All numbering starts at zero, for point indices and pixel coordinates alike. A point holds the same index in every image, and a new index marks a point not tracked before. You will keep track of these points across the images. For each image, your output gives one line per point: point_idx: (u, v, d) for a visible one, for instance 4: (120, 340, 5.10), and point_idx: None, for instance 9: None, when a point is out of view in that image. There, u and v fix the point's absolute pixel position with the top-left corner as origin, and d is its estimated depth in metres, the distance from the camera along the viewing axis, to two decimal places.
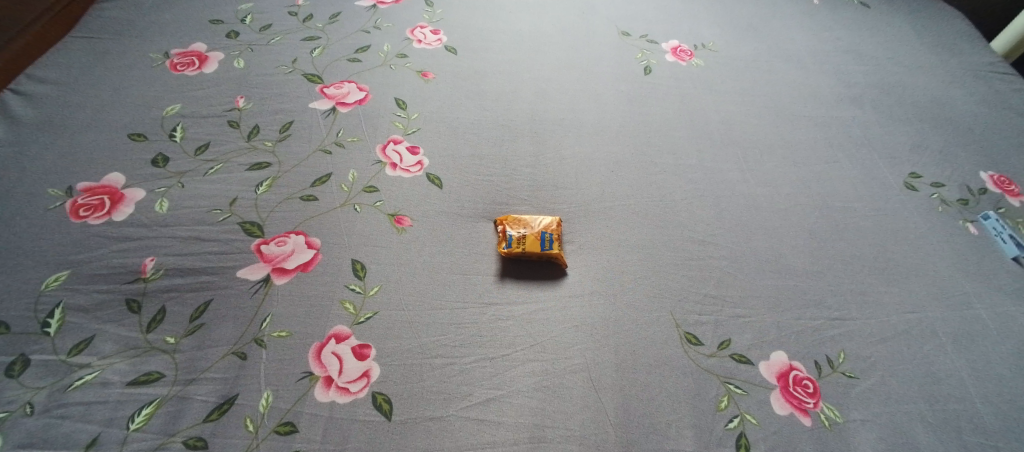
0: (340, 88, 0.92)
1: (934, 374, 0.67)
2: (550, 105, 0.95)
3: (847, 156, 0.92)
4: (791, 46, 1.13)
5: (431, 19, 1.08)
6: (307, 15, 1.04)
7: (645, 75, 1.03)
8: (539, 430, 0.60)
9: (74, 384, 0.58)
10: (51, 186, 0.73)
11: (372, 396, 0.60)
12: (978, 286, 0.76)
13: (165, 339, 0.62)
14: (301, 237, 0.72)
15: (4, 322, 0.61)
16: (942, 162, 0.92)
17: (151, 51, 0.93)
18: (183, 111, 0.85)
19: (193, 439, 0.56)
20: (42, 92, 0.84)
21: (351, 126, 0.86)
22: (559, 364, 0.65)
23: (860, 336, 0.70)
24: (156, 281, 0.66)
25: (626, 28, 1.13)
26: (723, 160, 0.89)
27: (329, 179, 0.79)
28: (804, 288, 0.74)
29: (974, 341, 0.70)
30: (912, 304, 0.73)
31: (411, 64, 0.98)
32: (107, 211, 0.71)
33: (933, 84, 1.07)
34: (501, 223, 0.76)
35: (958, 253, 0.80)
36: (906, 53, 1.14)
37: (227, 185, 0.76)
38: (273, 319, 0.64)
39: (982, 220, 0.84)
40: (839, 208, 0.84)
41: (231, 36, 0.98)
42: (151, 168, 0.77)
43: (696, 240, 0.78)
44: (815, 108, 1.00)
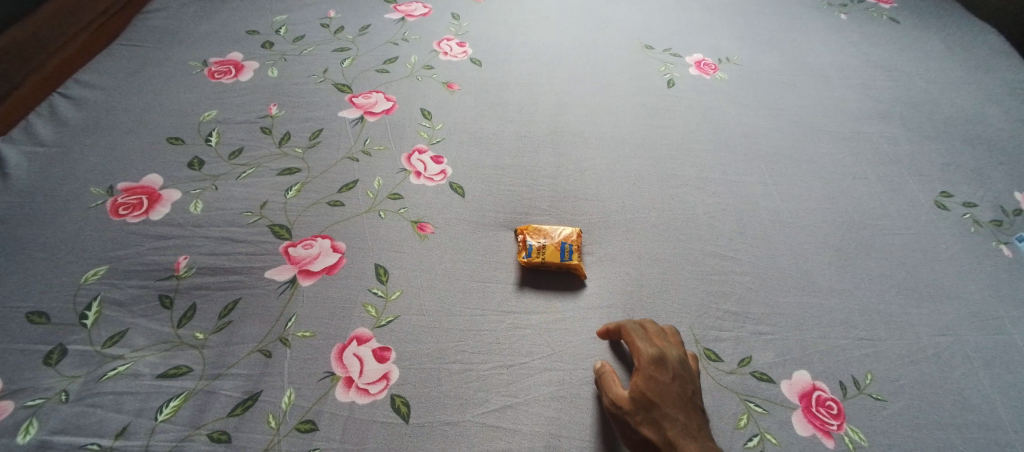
0: (368, 98, 0.94)
1: (966, 399, 0.65)
2: (572, 117, 0.96)
3: (874, 173, 0.90)
4: (817, 62, 1.12)
5: (457, 31, 1.11)
6: (339, 27, 1.08)
7: (667, 88, 1.03)
8: (555, 439, 0.60)
9: (107, 374, 0.60)
10: (94, 185, 0.77)
11: (391, 398, 0.61)
12: (1013, 309, 0.73)
13: (194, 335, 0.64)
14: (327, 241, 0.74)
15: (46, 313, 0.64)
16: (974, 182, 0.89)
17: (191, 59, 0.97)
18: (219, 117, 0.88)
19: (217, 432, 0.58)
20: (89, 96, 0.88)
21: (377, 134, 0.88)
22: (576, 374, 0.65)
23: (887, 357, 0.68)
24: (188, 278, 0.68)
25: (648, 42, 1.14)
26: (747, 175, 0.89)
27: (355, 185, 0.81)
28: (828, 306, 0.72)
29: (1008, 367, 0.68)
30: (942, 327, 0.71)
31: (437, 76, 1.00)
32: (144, 210, 0.74)
33: (965, 101, 1.05)
34: (521, 233, 0.76)
35: (992, 275, 0.77)
36: (938, 70, 1.12)
37: (258, 189, 0.79)
38: (298, 319, 0.66)
39: (1017, 241, 0.81)
40: (865, 226, 0.83)
41: (266, 46, 1.02)
42: (187, 170, 0.80)
43: (717, 255, 0.77)
44: (842, 124, 0.98)
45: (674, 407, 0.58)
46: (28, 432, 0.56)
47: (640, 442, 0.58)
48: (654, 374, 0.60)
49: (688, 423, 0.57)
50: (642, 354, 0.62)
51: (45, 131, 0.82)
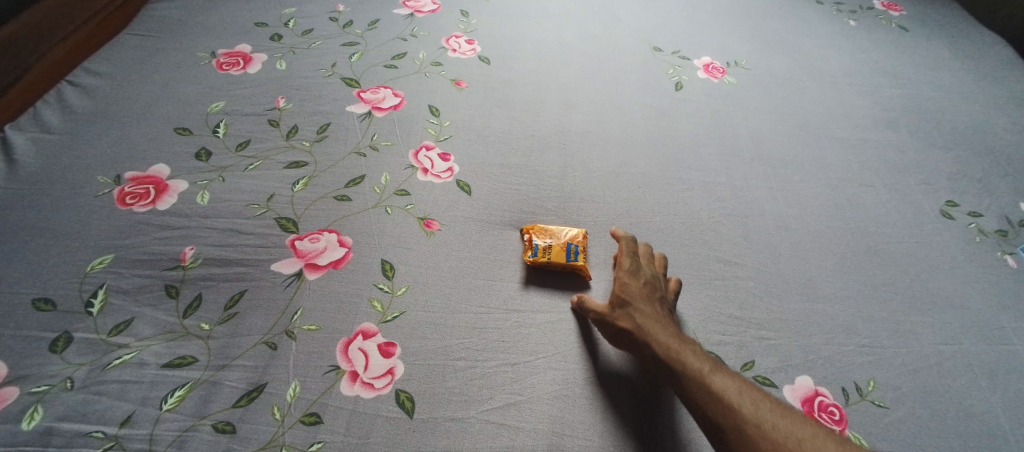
0: (377, 93, 0.94)
1: (967, 408, 0.65)
2: (580, 118, 0.96)
3: (880, 181, 0.91)
4: (825, 68, 1.12)
5: (466, 28, 1.11)
6: (348, 21, 1.08)
7: (675, 91, 1.03)
8: (559, 438, 0.60)
9: (112, 363, 0.60)
10: (101, 173, 0.77)
11: (395, 393, 0.61)
12: (1016, 320, 0.74)
13: (200, 326, 0.64)
14: (333, 235, 0.74)
15: (52, 300, 0.64)
16: (980, 192, 0.90)
17: (200, 50, 0.97)
18: (227, 108, 0.88)
19: (222, 423, 0.58)
20: (97, 85, 0.88)
21: (385, 130, 0.89)
22: (580, 374, 0.65)
23: (890, 365, 0.68)
24: (194, 269, 0.68)
25: (657, 44, 1.14)
26: (753, 179, 0.89)
27: (362, 180, 0.81)
28: (832, 313, 0.73)
29: (1010, 377, 0.68)
30: (945, 336, 0.72)
31: (445, 73, 1.00)
32: (152, 200, 0.74)
33: (972, 111, 1.05)
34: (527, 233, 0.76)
35: (996, 285, 0.77)
36: (945, 80, 1.13)
37: (266, 182, 0.79)
38: (303, 312, 0.66)
39: (1021, 252, 0.81)
40: (870, 233, 0.83)
41: (275, 38, 1.02)
42: (195, 161, 0.80)
43: (722, 259, 0.77)
44: (849, 131, 0.99)
45: (644, 304, 0.66)
46: (33, 419, 0.56)
47: (616, 335, 0.65)
48: (629, 282, 0.68)
49: (656, 316, 0.65)
50: (621, 268, 0.70)
51: (53, 119, 0.82)
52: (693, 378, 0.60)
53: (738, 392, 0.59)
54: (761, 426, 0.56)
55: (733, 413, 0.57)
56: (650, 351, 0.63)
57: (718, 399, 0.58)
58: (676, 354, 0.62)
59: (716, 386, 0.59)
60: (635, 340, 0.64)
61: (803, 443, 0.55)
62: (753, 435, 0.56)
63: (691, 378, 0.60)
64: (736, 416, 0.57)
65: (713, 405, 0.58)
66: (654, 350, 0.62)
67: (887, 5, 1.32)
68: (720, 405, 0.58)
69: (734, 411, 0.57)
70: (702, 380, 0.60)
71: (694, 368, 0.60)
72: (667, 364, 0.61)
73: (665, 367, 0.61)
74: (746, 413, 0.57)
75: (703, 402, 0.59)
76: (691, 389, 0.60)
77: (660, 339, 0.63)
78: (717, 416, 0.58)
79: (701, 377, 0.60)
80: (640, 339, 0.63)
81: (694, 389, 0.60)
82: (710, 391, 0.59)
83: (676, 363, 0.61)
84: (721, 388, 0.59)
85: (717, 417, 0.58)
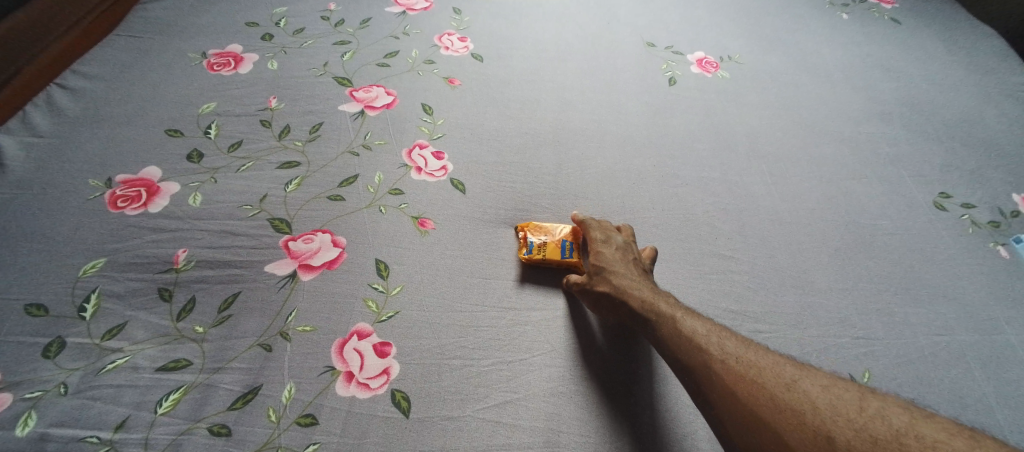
0: (369, 92, 0.94)
1: (961, 398, 0.66)
2: (574, 114, 0.96)
3: (874, 174, 0.91)
4: (819, 61, 1.12)
5: (459, 26, 1.10)
6: (339, 20, 1.07)
7: (669, 86, 1.03)
8: (556, 435, 0.60)
9: (106, 367, 0.60)
10: (92, 177, 0.76)
11: (391, 393, 0.61)
12: (1009, 310, 0.74)
13: (194, 328, 0.64)
14: (327, 235, 0.74)
15: (44, 305, 0.64)
16: (973, 183, 0.90)
17: (190, 51, 0.96)
18: (218, 109, 0.88)
19: (217, 426, 0.58)
20: (87, 87, 0.87)
21: (378, 129, 0.88)
22: (576, 370, 0.65)
23: (885, 357, 0.68)
24: (187, 272, 0.68)
25: (651, 39, 1.14)
26: (747, 173, 0.89)
27: (356, 180, 0.81)
28: (827, 306, 0.73)
29: (1004, 367, 0.69)
30: (939, 327, 0.72)
31: (438, 71, 1.00)
32: (143, 203, 0.74)
33: (965, 103, 1.05)
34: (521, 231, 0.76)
35: (989, 276, 0.78)
36: (938, 72, 1.13)
37: (259, 183, 0.78)
38: (298, 314, 0.66)
39: (1014, 243, 0.82)
40: (864, 226, 0.83)
41: (266, 38, 1.01)
42: (187, 163, 0.80)
43: (717, 254, 0.77)
44: (842, 124, 0.99)
45: (619, 266, 0.69)
46: (27, 425, 0.56)
47: (595, 298, 0.68)
48: (605, 248, 0.72)
49: (631, 275, 0.68)
50: (597, 236, 0.73)
51: (42, 122, 0.81)
52: (665, 325, 0.63)
53: (706, 332, 0.62)
54: (726, 361, 0.59)
55: (702, 352, 0.60)
56: (626, 306, 0.66)
57: (688, 340, 0.61)
58: (650, 307, 0.65)
59: (686, 328, 0.62)
60: (613, 299, 0.67)
61: (764, 372, 0.58)
62: (720, 370, 0.59)
63: (665, 325, 0.63)
64: (704, 354, 0.60)
65: (684, 347, 0.61)
66: (630, 305, 0.66)
67: None
68: (690, 346, 0.61)
69: (703, 350, 0.60)
70: (674, 325, 0.63)
71: (666, 316, 0.64)
72: (642, 316, 0.65)
73: (640, 320, 0.65)
74: (712, 351, 0.60)
75: (675, 346, 0.62)
76: (664, 335, 0.63)
77: (635, 295, 0.66)
78: (687, 357, 0.61)
79: (672, 323, 0.63)
80: (616, 298, 0.66)
81: (666, 334, 0.63)
82: (680, 335, 0.62)
83: (650, 314, 0.64)
84: (690, 330, 0.62)
85: (688, 357, 0.61)
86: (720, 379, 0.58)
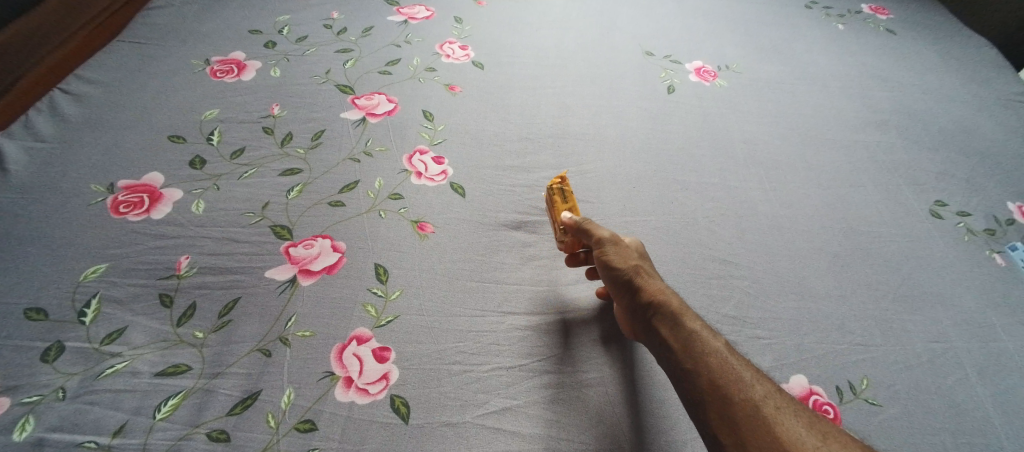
0: (371, 99, 0.94)
1: (959, 405, 0.66)
2: (574, 120, 0.97)
3: (871, 181, 0.92)
4: (816, 71, 1.13)
5: (460, 34, 1.11)
6: (342, 28, 1.08)
7: (668, 94, 1.04)
8: (555, 442, 0.60)
9: (105, 372, 0.60)
10: (94, 182, 0.77)
11: (391, 399, 0.61)
12: (1004, 318, 0.75)
13: (194, 334, 0.64)
14: (327, 241, 0.74)
15: (44, 309, 0.64)
16: (968, 191, 0.91)
17: (193, 58, 0.97)
18: (221, 116, 0.88)
19: (216, 431, 0.58)
20: (90, 93, 0.88)
21: (379, 135, 0.89)
22: (576, 377, 0.65)
23: (883, 363, 0.69)
24: (189, 278, 0.68)
25: (650, 48, 1.15)
26: (746, 180, 0.90)
27: (357, 185, 0.81)
28: (825, 312, 0.73)
29: (1000, 374, 0.69)
30: (936, 333, 0.72)
31: (439, 78, 1.01)
32: (146, 209, 0.74)
33: (960, 113, 1.07)
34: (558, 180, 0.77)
35: (985, 283, 0.78)
36: (933, 81, 1.14)
37: (260, 189, 0.79)
38: (298, 319, 0.66)
39: (1010, 250, 0.83)
40: (862, 232, 0.84)
41: (269, 45, 1.02)
42: (189, 169, 0.80)
43: (716, 259, 0.78)
44: (839, 133, 1.00)
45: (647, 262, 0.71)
46: (25, 429, 0.56)
47: (619, 275, 0.67)
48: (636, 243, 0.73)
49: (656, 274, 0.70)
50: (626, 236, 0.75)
51: (45, 127, 0.82)
52: (706, 349, 0.61)
53: (752, 374, 0.59)
54: (776, 409, 0.56)
55: (746, 391, 0.57)
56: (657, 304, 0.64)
57: (732, 373, 0.59)
58: (688, 320, 0.63)
59: (735, 364, 0.59)
60: (637, 284, 0.66)
61: (828, 438, 0.55)
62: (763, 416, 0.56)
63: (707, 345, 0.61)
64: (747, 395, 0.57)
65: (726, 379, 0.58)
66: (662, 304, 0.64)
67: (875, 9, 1.34)
68: (733, 381, 0.58)
69: (747, 389, 0.58)
70: (718, 353, 0.60)
71: (710, 342, 0.61)
72: (677, 324, 0.63)
73: (668, 324, 0.63)
74: (758, 396, 0.57)
75: (713, 371, 0.59)
76: (701, 356, 0.60)
77: (669, 297, 0.65)
78: (728, 390, 0.57)
79: (716, 352, 0.60)
80: (645, 289, 0.66)
81: (706, 358, 0.60)
82: (727, 367, 0.59)
83: (684, 323, 0.63)
84: (739, 367, 0.59)
85: (727, 391, 0.58)
86: (758, 423, 0.55)
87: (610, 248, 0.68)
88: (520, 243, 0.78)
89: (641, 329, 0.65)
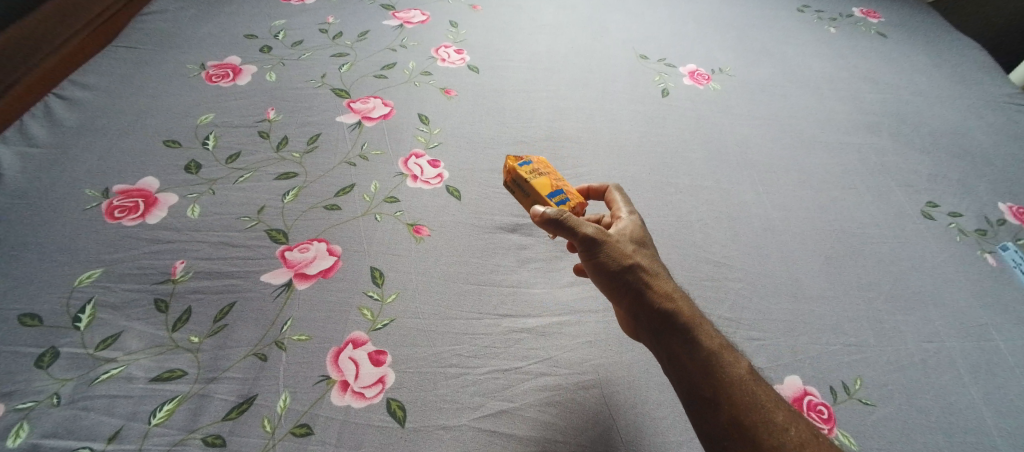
0: (366, 103, 0.95)
1: (952, 404, 0.66)
2: (569, 123, 0.97)
3: (863, 183, 0.92)
4: (808, 74, 1.14)
5: (455, 39, 1.12)
6: (338, 32, 1.08)
7: (662, 97, 1.05)
8: (551, 443, 0.60)
9: (100, 378, 0.60)
10: (89, 187, 0.76)
11: (386, 402, 0.61)
12: (996, 317, 0.76)
13: (189, 338, 0.64)
14: (323, 244, 0.74)
15: (38, 315, 0.64)
16: (959, 192, 0.92)
17: (189, 62, 0.97)
18: (216, 120, 0.88)
19: (211, 436, 0.57)
20: (85, 98, 0.88)
21: (375, 139, 0.89)
22: (572, 379, 0.65)
23: (876, 363, 0.69)
24: (184, 282, 0.68)
25: (644, 52, 1.16)
26: (740, 182, 0.90)
27: (352, 189, 0.81)
28: (819, 312, 0.74)
29: (992, 373, 0.70)
30: (929, 333, 0.73)
31: (435, 82, 1.01)
32: (140, 214, 0.74)
33: (951, 114, 1.08)
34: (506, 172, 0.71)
35: (977, 282, 0.79)
36: (925, 83, 1.15)
37: (256, 193, 0.79)
38: (293, 323, 0.66)
39: (1001, 250, 0.84)
40: (854, 234, 0.84)
41: (265, 50, 1.02)
42: (184, 173, 0.80)
43: (711, 261, 0.78)
44: (832, 135, 1.01)
45: (647, 254, 0.65)
46: (18, 436, 0.55)
47: (619, 275, 0.63)
48: (630, 228, 0.68)
49: (657, 268, 0.65)
50: (622, 212, 0.70)
51: (39, 132, 0.81)
52: (732, 380, 0.58)
53: (784, 417, 0.57)
54: None
55: (777, 437, 0.55)
56: (663, 312, 0.61)
57: (761, 414, 0.56)
58: (706, 338, 0.60)
59: (764, 403, 0.57)
60: (636, 289, 0.62)
61: None
62: None
63: (733, 378, 0.58)
64: (779, 441, 0.55)
65: (754, 420, 0.56)
66: (672, 314, 0.61)
67: (866, 12, 1.36)
68: (762, 422, 0.56)
69: (778, 434, 0.55)
70: (745, 387, 0.57)
71: (736, 372, 0.58)
72: (692, 341, 0.60)
73: (681, 342, 0.60)
74: (791, 443, 0.55)
75: (739, 407, 0.56)
76: (723, 386, 0.57)
77: (678, 304, 0.62)
78: (756, 430, 0.55)
79: (744, 386, 0.57)
80: (650, 292, 0.62)
81: (730, 391, 0.57)
82: (755, 405, 0.56)
83: (702, 345, 0.59)
84: (769, 406, 0.57)
85: (754, 432, 0.55)
86: None
87: (601, 242, 0.63)
88: (517, 245, 0.78)
89: (646, 338, 0.63)
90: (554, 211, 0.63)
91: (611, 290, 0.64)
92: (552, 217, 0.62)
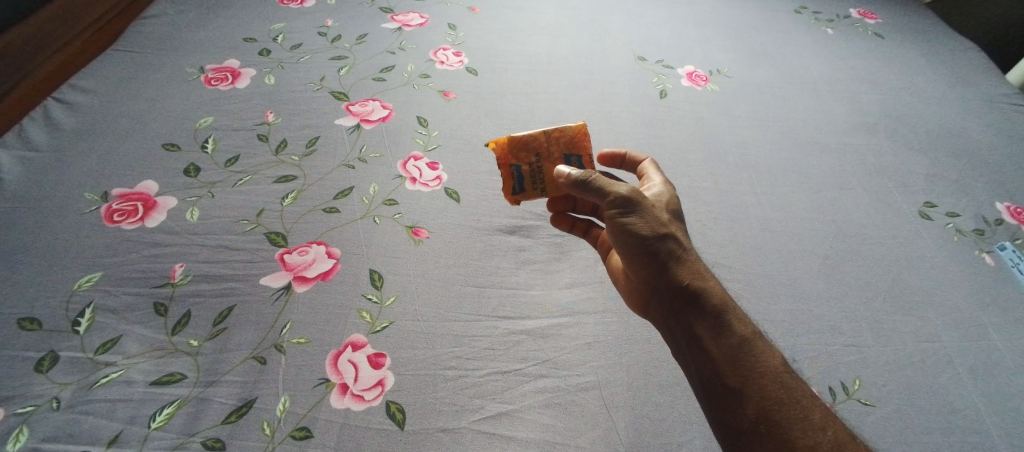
0: (365, 106, 0.95)
1: (951, 404, 0.67)
2: (567, 125, 0.97)
3: (861, 184, 0.93)
4: (806, 76, 1.15)
5: (454, 41, 1.12)
6: (336, 35, 1.09)
7: (660, 98, 1.05)
8: (551, 445, 0.60)
9: (100, 381, 0.60)
10: (88, 191, 0.76)
11: (386, 404, 0.61)
12: (994, 317, 0.76)
13: (188, 342, 0.64)
14: (322, 247, 0.74)
15: (38, 319, 0.64)
16: (957, 192, 0.92)
17: (187, 66, 0.97)
18: (214, 124, 0.88)
19: (211, 440, 0.57)
20: (84, 101, 0.88)
21: (374, 141, 0.89)
22: (572, 381, 0.66)
23: (875, 364, 0.69)
24: (184, 286, 0.68)
25: (642, 54, 1.16)
26: (739, 183, 0.90)
27: (351, 192, 0.81)
28: (817, 313, 0.74)
29: (991, 372, 0.70)
30: (927, 334, 0.73)
31: (433, 84, 1.01)
32: (140, 217, 0.74)
33: (948, 115, 1.08)
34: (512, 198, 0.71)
35: (976, 282, 0.79)
36: (922, 83, 1.16)
37: (256, 196, 0.79)
38: (293, 326, 0.66)
39: (999, 250, 0.84)
40: (853, 234, 0.84)
41: (263, 54, 1.02)
42: (183, 177, 0.80)
43: (710, 262, 0.78)
44: (830, 136, 1.01)
45: (678, 229, 0.66)
46: (18, 440, 0.55)
47: (650, 242, 0.63)
48: (663, 196, 0.70)
49: (686, 242, 0.65)
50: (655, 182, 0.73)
51: (38, 136, 0.81)
52: (762, 370, 0.58)
53: (819, 417, 0.56)
54: None
55: (811, 435, 0.54)
56: (692, 290, 0.62)
57: (793, 409, 0.56)
58: (737, 323, 0.61)
59: (798, 398, 0.57)
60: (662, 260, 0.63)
61: None
62: None
63: (765, 370, 0.58)
64: (813, 440, 0.54)
65: (786, 415, 0.56)
66: (701, 293, 0.61)
67: (864, 13, 1.36)
68: (794, 417, 0.55)
69: (812, 433, 0.54)
70: (778, 379, 0.57)
71: (766, 362, 0.59)
72: (721, 325, 0.60)
73: (707, 324, 0.61)
74: (827, 443, 0.54)
75: (768, 399, 0.56)
76: (752, 377, 0.58)
77: (709, 284, 0.63)
78: (787, 426, 0.55)
79: (774, 379, 0.58)
80: (680, 266, 0.63)
81: (760, 382, 0.57)
82: (788, 399, 0.56)
83: (732, 331, 0.60)
84: (805, 402, 0.57)
85: (783, 427, 0.55)
86: None
87: (637, 204, 0.63)
88: (516, 247, 0.78)
89: (666, 316, 0.64)
90: (582, 173, 0.64)
91: (636, 257, 0.64)
92: (581, 180, 0.64)
